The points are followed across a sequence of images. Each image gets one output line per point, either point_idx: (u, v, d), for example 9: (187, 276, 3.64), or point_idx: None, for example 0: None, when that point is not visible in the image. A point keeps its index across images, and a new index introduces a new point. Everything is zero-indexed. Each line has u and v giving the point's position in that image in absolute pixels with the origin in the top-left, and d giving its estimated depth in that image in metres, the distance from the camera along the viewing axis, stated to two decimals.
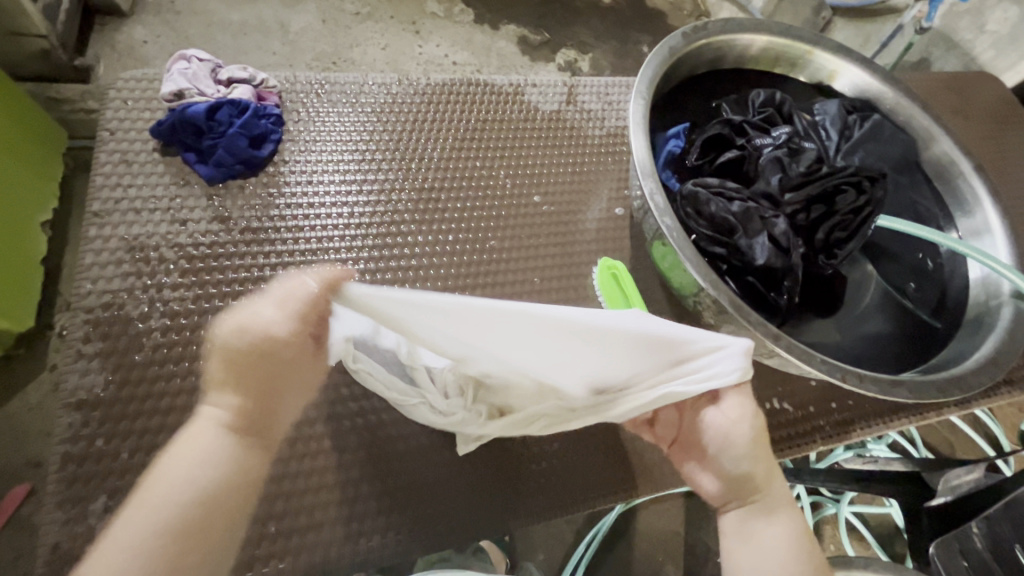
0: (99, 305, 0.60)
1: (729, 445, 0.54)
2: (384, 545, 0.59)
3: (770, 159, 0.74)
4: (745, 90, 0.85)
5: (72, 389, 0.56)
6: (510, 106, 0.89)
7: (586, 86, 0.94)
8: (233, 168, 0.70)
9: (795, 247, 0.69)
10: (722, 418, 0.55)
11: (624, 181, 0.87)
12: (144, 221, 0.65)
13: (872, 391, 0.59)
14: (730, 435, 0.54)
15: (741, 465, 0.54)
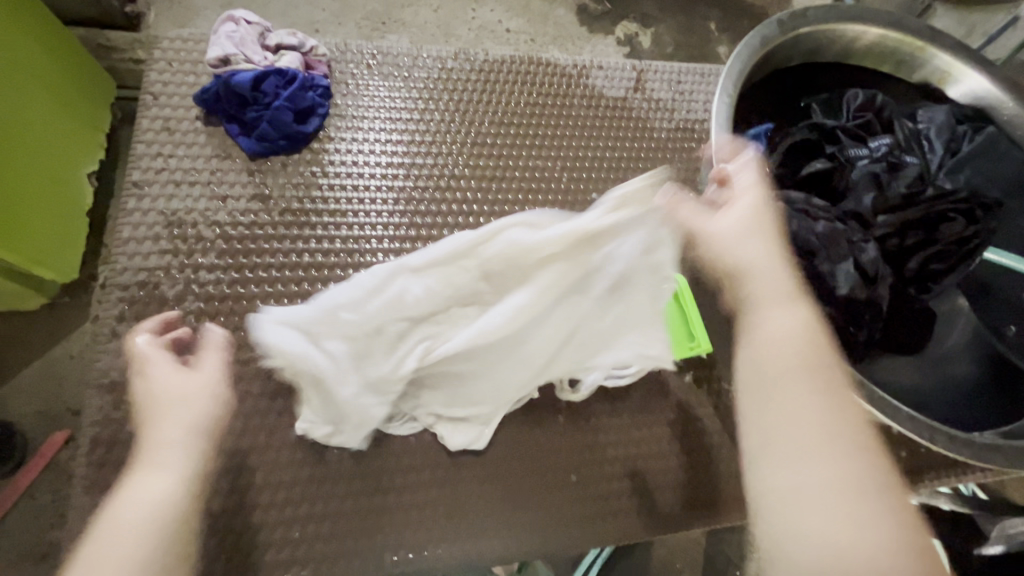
0: (135, 283, 0.58)
1: (781, 359, 0.45)
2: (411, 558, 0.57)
3: (864, 174, 0.65)
4: (838, 89, 0.75)
5: (104, 369, 0.54)
6: (570, 89, 0.82)
7: (656, 71, 0.85)
8: (276, 144, 0.66)
9: (883, 278, 0.62)
10: (780, 319, 0.48)
11: (690, 182, 0.79)
12: (183, 195, 0.62)
13: (963, 456, 0.53)
14: (777, 329, 0.47)
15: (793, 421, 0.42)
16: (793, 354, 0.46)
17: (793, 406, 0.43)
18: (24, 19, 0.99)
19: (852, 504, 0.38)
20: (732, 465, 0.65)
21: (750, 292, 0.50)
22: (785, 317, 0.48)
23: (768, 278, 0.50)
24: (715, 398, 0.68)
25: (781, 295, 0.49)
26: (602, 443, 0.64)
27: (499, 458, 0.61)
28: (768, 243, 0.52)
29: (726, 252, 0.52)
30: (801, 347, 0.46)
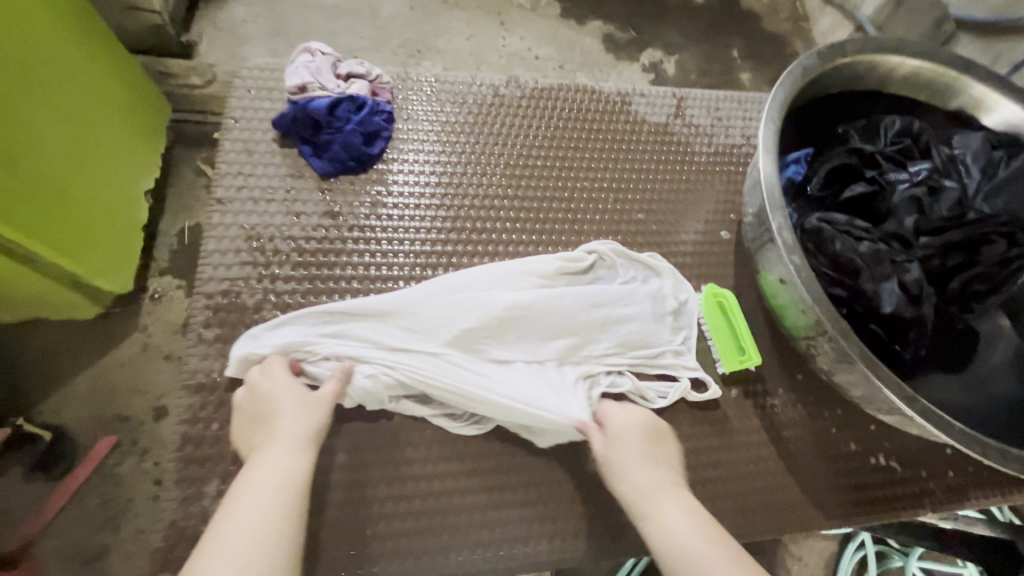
0: (219, 292, 0.62)
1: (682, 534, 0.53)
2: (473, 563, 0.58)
3: (905, 197, 0.68)
4: (876, 116, 0.79)
5: (192, 371, 0.58)
6: (614, 115, 0.86)
7: (696, 99, 0.90)
8: (345, 164, 0.70)
9: (927, 296, 0.64)
10: (668, 510, 0.55)
11: (730, 203, 0.82)
12: (261, 211, 0.67)
13: (1016, 470, 0.54)
14: (674, 535, 0.53)
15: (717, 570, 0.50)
16: (682, 535, 0.53)
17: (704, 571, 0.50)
18: (102, 50, 1.07)
19: None
20: (779, 478, 0.67)
21: (642, 504, 0.56)
22: (671, 505, 0.55)
23: (642, 469, 0.58)
24: (761, 411, 0.69)
25: (659, 482, 0.57)
26: None
27: (555, 466, 0.63)
28: (644, 445, 0.60)
29: (622, 462, 0.58)
30: (693, 535, 0.52)
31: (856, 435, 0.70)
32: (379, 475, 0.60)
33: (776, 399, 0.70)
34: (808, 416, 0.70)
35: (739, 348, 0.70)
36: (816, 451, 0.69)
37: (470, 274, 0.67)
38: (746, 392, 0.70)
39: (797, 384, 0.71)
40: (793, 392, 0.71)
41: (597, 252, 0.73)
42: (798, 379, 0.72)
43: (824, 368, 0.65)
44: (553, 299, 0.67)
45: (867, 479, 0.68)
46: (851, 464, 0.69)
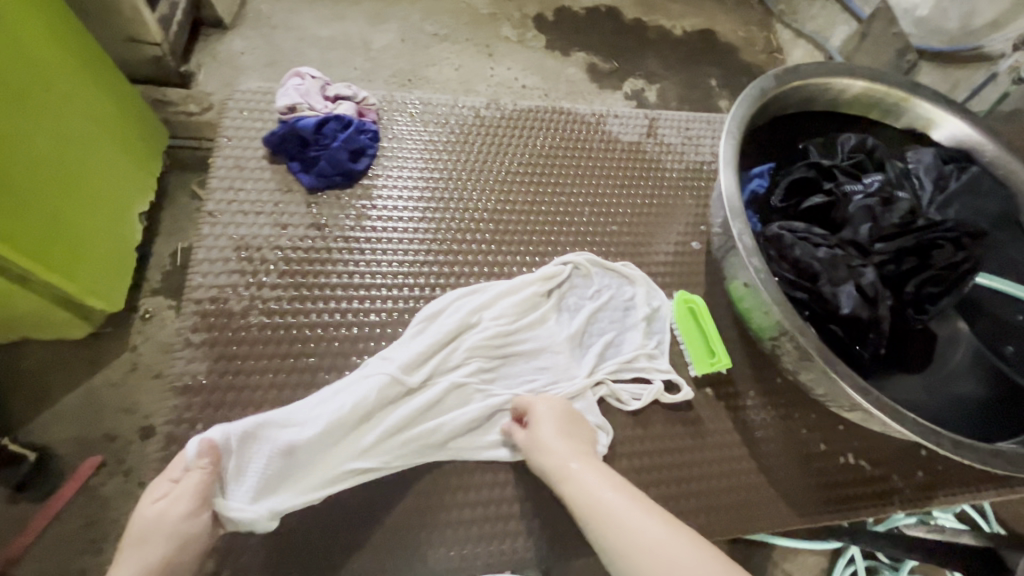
0: (207, 298, 0.65)
1: (590, 513, 0.53)
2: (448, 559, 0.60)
3: (860, 206, 0.72)
4: (834, 133, 0.84)
5: (178, 373, 0.60)
6: (590, 135, 0.91)
7: (667, 120, 0.95)
8: (332, 179, 0.74)
9: (883, 299, 0.67)
10: (588, 482, 0.56)
11: (701, 216, 0.87)
12: (249, 222, 0.70)
13: (968, 459, 0.56)
14: (615, 502, 0.53)
15: (645, 535, 0.50)
16: (604, 504, 0.53)
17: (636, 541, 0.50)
18: (105, 79, 1.14)
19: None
20: (751, 478, 0.69)
21: (556, 468, 0.58)
22: (593, 478, 0.56)
23: (553, 447, 0.59)
24: (733, 413, 0.72)
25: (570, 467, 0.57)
26: (629, 451, 0.67)
27: (531, 465, 0.65)
28: (566, 421, 0.62)
29: (544, 437, 0.60)
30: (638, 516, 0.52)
31: (827, 435, 0.72)
32: None
33: (747, 401, 0.73)
34: (778, 417, 0.73)
35: (709, 352, 0.73)
36: (787, 451, 0.71)
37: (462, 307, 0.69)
38: (718, 393, 0.73)
39: (767, 387, 0.74)
40: (764, 393, 0.74)
41: (574, 263, 0.77)
42: (766, 381, 0.74)
43: (789, 368, 0.68)
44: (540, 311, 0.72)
45: (836, 477, 0.70)
46: (821, 463, 0.71)
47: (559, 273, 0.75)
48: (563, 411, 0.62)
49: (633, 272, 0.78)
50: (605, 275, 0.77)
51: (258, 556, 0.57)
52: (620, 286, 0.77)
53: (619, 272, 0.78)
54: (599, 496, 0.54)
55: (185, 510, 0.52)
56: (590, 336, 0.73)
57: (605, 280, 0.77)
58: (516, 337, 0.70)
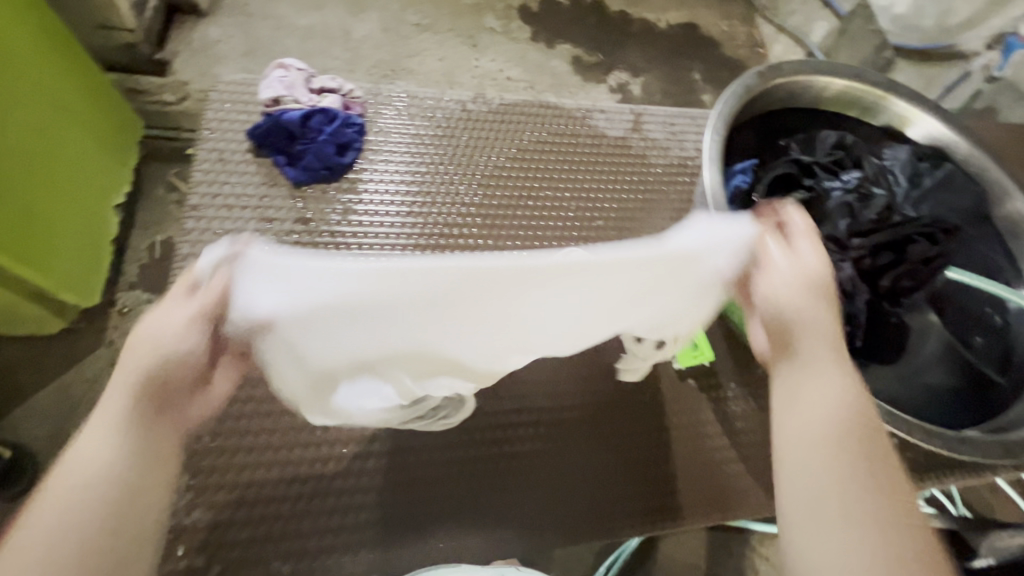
0: None
1: (798, 301, 0.50)
2: (437, 551, 0.61)
3: (839, 202, 0.74)
4: (814, 130, 0.86)
5: None
6: (577, 130, 0.91)
7: (652, 115, 0.96)
8: (318, 173, 0.73)
9: (860, 293, 0.70)
10: (817, 381, 0.47)
11: (685, 211, 0.88)
12: (234, 217, 0.69)
13: (936, 447, 0.59)
14: (825, 392, 0.46)
15: (823, 417, 0.45)
16: (824, 433, 0.44)
17: (829, 450, 0.43)
18: (79, 66, 1.10)
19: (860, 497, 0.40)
20: (731, 468, 0.70)
21: (798, 323, 0.49)
22: (831, 378, 0.47)
23: (817, 327, 0.49)
24: (715, 404, 0.74)
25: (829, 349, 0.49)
26: (612, 443, 0.69)
27: (520, 458, 0.66)
28: (812, 290, 0.50)
29: (787, 301, 0.50)
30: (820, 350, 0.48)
31: None
32: (346, 468, 0.62)
33: (728, 392, 0.75)
34: (758, 408, 0.75)
35: (693, 345, 0.76)
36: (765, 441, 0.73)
37: None
38: (701, 385, 0.74)
39: (747, 378, 0.76)
40: (743, 385, 0.75)
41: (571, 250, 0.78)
42: (746, 373, 0.76)
43: None
44: None
45: None
46: None
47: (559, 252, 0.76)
48: (801, 292, 0.50)
49: None
50: None
51: (250, 552, 0.56)
52: None
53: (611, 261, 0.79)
54: (815, 367, 0.47)
55: (106, 449, 0.39)
56: None
57: None
58: None
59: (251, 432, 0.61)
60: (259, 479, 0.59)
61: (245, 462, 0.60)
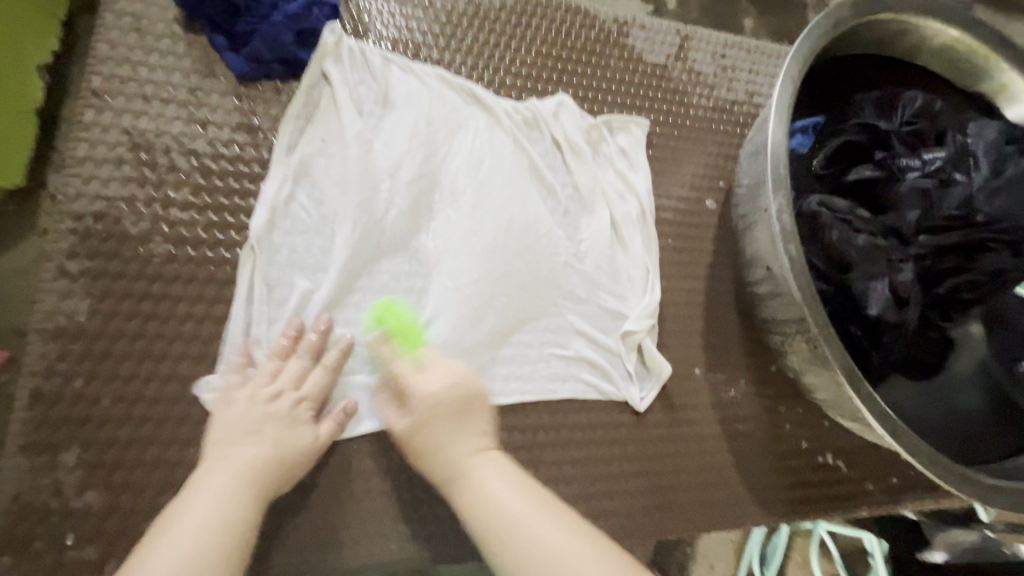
0: (90, 213, 0.49)
1: (437, 414, 0.49)
2: (389, 552, 0.50)
3: (913, 188, 0.61)
4: (896, 87, 0.69)
5: (48, 312, 0.46)
6: (608, 47, 0.73)
7: (702, 40, 0.77)
8: (269, 66, 0.56)
9: (914, 302, 0.59)
10: (499, 486, 0.47)
11: (721, 168, 0.73)
12: (153, 112, 0.52)
13: (968, 495, 0.52)
14: (499, 492, 0.47)
15: (539, 546, 0.44)
16: (509, 516, 0.45)
17: (512, 496, 0.47)
18: None
19: (546, 531, 0.45)
20: (725, 473, 0.63)
21: (459, 474, 0.48)
22: (496, 474, 0.48)
23: (462, 453, 0.48)
24: (718, 403, 0.65)
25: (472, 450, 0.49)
26: (603, 441, 0.59)
27: (503, 448, 0.55)
28: (520, 479, 0.48)
29: (425, 441, 0.49)
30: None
31: (809, 432, 0.68)
32: None
33: (735, 390, 0.66)
34: (765, 409, 0.66)
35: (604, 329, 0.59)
36: (766, 446, 0.66)
37: (432, 207, 0.57)
38: (708, 377, 0.65)
39: (760, 376, 0.67)
40: (752, 382, 0.67)
41: (552, 115, 0.66)
42: (759, 370, 0.67)
43: (791, 366, 0.61)
44: (507, 154, 0.61)
45: (811, 477, 0.66)
46: (798, 462, 0.66)
47: (538, 112, 0.65)
48: (451, 394, 0.50)
49: (632, 127, 0.70)
50: (593, 133, 0.67)
51: None
52: (610, 136, 0.69)
53: (612, 148, 0.68)
54: (497, 477, 0.48)
55: None
56: (594, 195, 0.64)
57: (609, 140, 0.68)
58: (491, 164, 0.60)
59: (165, 398, 0.46)
60: (175, 457, 0.46)
61: (147, 434, 0.46)
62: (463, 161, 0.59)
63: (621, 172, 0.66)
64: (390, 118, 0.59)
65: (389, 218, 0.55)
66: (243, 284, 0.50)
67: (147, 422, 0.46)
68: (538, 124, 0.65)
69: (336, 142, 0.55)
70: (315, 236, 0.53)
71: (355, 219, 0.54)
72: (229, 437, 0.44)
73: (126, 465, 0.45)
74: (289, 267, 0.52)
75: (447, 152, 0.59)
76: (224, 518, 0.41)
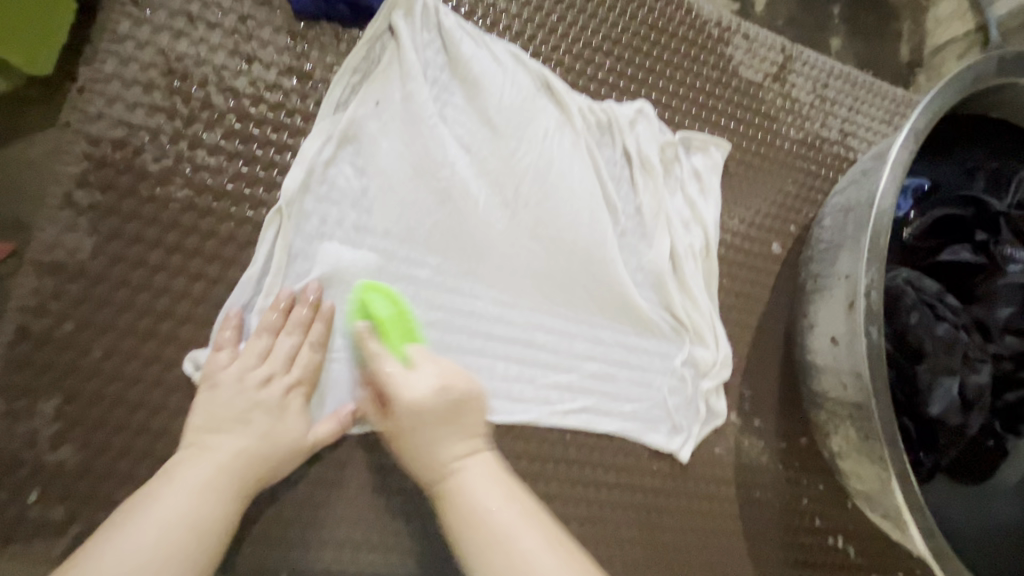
0: (109, 139, 0.43)
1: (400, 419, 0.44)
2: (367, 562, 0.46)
3: (1012, 283, 0.54)
4: (1014, 162, 0.61)
5: (48, 243, 0.41)
6: (703, 51, 0.65)
7: (806, 63, 0.69)
8: (334, 7, 0.49)
9: (983, 408, 0.53)
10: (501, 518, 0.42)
11: (797, 211, 0.66)
12: (195, 36, 0.46)
13: None
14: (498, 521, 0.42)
15: None
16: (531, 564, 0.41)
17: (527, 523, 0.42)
18: None
19: None
20: (732, 539, 0.59)
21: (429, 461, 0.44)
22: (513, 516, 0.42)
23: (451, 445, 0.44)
24: (740, 464, 0.60)
25: (459, 454, 0.45)
26: (614, 484, 0.54)
27: (508, 474, 0.51)
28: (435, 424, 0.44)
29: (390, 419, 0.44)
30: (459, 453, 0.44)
31: (825, 510, 0.63)
32: None
33: (760, 454, 0.61)
34: (787, 479, 0.62)
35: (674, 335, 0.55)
36: (780, 518, 0.61)
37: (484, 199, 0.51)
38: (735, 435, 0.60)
39: (788, 443, 0.62)
40: (778, 447, 0.62)
41: (631, 120, 0.59)
42: (789, 437, 0.62)
43: (830, 446, 0.56)
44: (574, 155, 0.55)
45: (818, 557, 0.62)
46: (808, 539, 0.62)
47: (617, 115, 0.58)
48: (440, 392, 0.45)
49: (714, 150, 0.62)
50: (670, 149, 0.60)
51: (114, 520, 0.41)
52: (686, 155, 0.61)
53: (686, 167, 0.61)
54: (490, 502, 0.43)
55: None
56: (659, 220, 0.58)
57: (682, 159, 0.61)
58: (556, 164, 0.54)
59: (160, 360, 0.42)
60: (160, 426, 0.42)
61: (133, 396, 0.42)
62: (527, 154, 0.53)
63: (691, 199, 0.60)
64: (455, 91, 0.52)
65: (433, 203, 0.49)
66: (264, 249, 0.45)
67: (136, 383, 0.42)
68: (614, 127, 0.58)
69: (393, 108, 0.49)
70: (352, 209, 0.48)
71: (397, 199, 0.49)
72: (212, 421, 0.41)
73: (107, 426, 0.41)
74: (318, 241, 0.46)
75: (511, 140, 0.53)
76: (203, 514, 0.38)
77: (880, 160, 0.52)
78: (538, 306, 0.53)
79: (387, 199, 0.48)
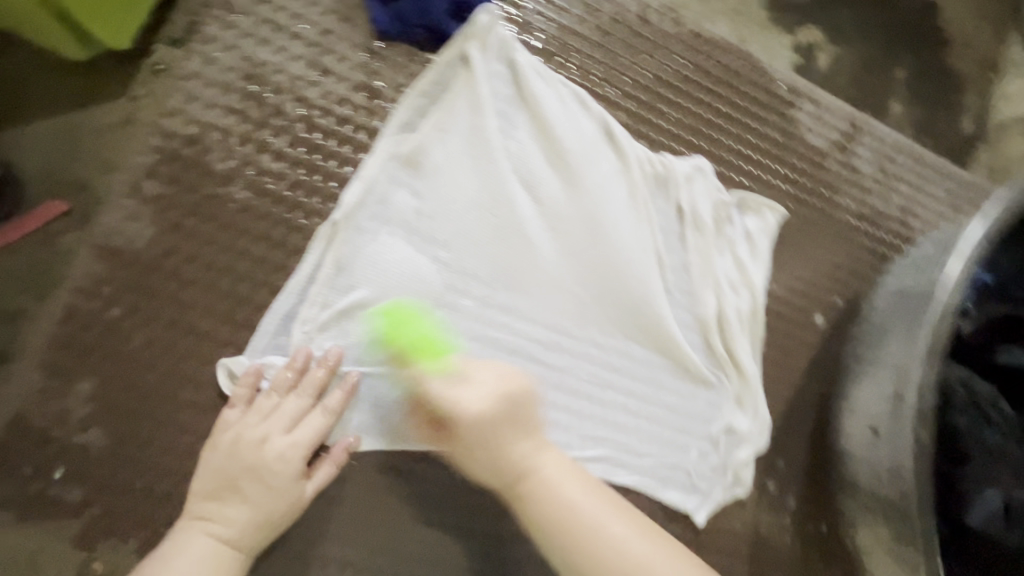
0: (181, 135, 0.45)
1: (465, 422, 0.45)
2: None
3: None
4: None
5: (110, 229, 0.43)
6: (769, 112, 0.64)
7: (873, 135, 0.67)
8: (412, 31, 0.50)
9: None
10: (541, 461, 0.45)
11: (846, 285, 0.64)
12: (276, 45, 0.47)
13: None
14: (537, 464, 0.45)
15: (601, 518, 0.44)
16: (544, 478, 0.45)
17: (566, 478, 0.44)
18: None
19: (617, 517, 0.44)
20: None
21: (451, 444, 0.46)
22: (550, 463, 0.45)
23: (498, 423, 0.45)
24: (756, 539, 0.58)
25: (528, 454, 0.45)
26: None
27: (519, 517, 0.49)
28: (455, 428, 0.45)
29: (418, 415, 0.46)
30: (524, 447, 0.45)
31: None
32: None
33: (778, 532, 0.58)
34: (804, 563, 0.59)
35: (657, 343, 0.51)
36: None
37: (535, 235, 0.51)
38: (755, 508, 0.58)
39: (811, 525, 0.59)
40: (798, 528, 0.59)
41: (689, 174, 0.58)
42: (812, 519, 0.59)
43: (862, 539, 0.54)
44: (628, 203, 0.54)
45: None
46: None
47: (675, 168, 0.57)
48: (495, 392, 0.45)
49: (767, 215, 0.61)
50: (724, 209, 0.59)
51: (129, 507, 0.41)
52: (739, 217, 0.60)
53: (738, 228, 0.60)
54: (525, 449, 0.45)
55: None
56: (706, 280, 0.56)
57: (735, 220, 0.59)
58: (610, 209, 0.53)
59: (195, 356, 0.43)
60: (185, 421, 0.42)
61: (165, 388, 0.42)
62: (582, 196, 0.52)
63: (740, 261, 0.58)
64: (519, 123, 0.52)
65: (484, 233, 0.49)
66: (312, 260, 0.45)
67: (170, 374, 0.42)
68: (671, 179, 0.57)
69: (456, 134, 0.50)
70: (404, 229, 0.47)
71: (449, 225, 0.48)
72: (229, 471, 0.41)
73: (136, 414, 0.42)
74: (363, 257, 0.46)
75: (567, 180, 0.52)
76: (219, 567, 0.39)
77: (945, 249, 0.49)
78: (573, 349, 0.52)
79: (441, 222, 0.48)
